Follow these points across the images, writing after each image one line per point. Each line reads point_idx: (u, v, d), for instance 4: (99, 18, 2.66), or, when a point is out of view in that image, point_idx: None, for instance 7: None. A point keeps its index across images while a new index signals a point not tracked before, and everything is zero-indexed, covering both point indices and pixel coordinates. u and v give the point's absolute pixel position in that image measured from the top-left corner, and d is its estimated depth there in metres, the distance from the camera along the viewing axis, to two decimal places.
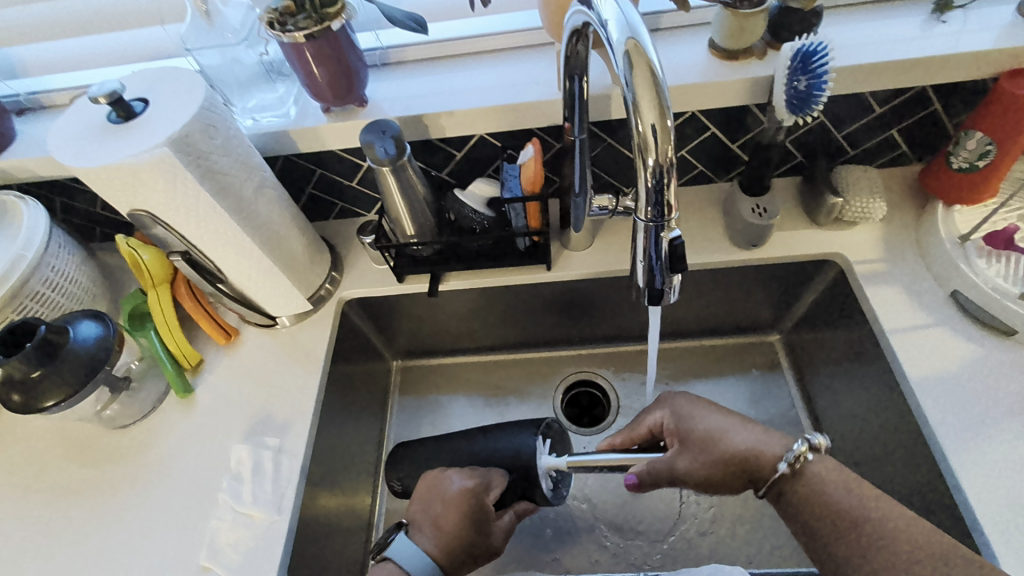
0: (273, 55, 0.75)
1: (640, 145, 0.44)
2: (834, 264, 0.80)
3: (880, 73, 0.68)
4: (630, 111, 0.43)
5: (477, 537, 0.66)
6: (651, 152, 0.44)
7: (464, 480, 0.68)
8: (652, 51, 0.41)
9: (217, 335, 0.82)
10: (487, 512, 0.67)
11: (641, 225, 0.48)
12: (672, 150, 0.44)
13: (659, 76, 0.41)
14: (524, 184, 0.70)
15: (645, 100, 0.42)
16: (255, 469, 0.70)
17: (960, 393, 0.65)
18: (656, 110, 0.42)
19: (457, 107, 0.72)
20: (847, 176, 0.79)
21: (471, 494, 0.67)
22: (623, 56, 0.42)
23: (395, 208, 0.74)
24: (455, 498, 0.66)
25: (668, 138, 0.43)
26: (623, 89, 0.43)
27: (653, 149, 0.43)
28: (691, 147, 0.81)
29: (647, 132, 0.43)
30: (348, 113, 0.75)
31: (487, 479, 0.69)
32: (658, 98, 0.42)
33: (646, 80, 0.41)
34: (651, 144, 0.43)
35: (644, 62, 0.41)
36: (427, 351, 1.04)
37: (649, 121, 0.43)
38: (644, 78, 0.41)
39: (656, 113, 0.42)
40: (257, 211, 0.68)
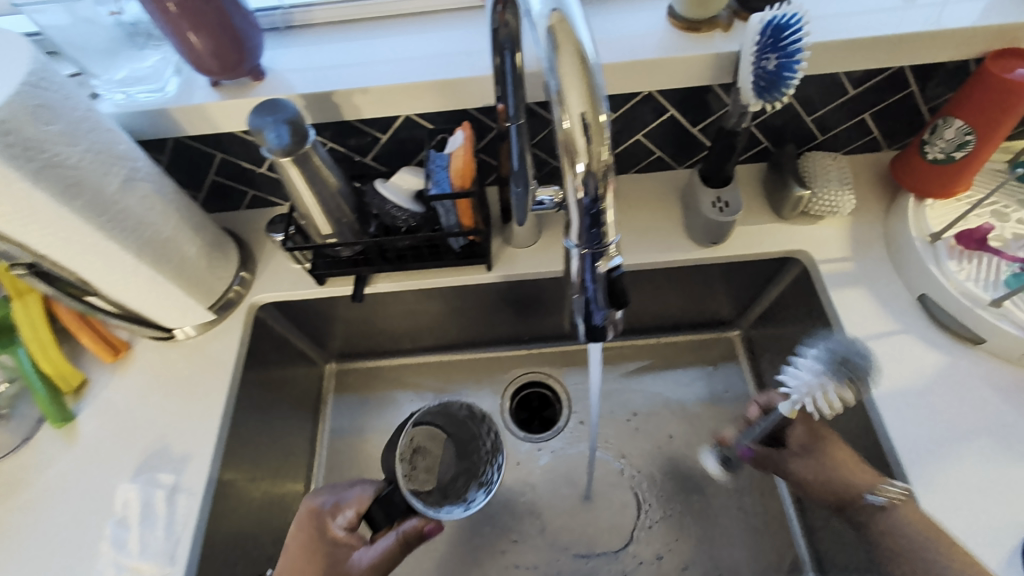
0: (131, 14, 0.61)
1: (564, 146, 0.34)
2: (797, 262, 0.74)
3: (858, 50, 0.60)
4: (553, 103, 0.33)
5: (326, 568, 0.57)
6: (580, 156, 0.34)
7: (309, 501, 0.61)
8: (583, 28, 0.31)
9: (103, 351, 0.70)
10: (334, 535, 0.58)
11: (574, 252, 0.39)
12: (608, 151, 0.33)
13: (589, 58, 0.31)
14: (453, 175, 0.60)
15: (570, 86, 0.31)
16: (144, 513, 0.60)
17: (924, 408, 0.61)
18: (585, 97, 0.32)
19: (373, 82, 0.60)
20: (816, 164, 0.72)
21: (313, 518, 0.59)
22: (547, 32, 0.32)
23: (303, 202, 0.62)
24: (300, 521, 0.60)
25: (602, 137, 0.33)
26: (544, 75, 0.33)
27: (582, 153, 0.33)
28: (648, 131, 0.72)
29: (575, 129, 0.33)
30: (241, 89, 0.62)
31: (340, 499, 0.60)
32: (588, 84, 0.32)
33: (574, 61, 0.31)
34: (580, 147, 0.33)
35: (572, 43, 0.31)
36: (364, 353, 0.95)
37: (576, 113, 0.32)
38: (571, 60, 0.31)
39: (586, 102, 0.32)
40: (127, 209, 0.56)
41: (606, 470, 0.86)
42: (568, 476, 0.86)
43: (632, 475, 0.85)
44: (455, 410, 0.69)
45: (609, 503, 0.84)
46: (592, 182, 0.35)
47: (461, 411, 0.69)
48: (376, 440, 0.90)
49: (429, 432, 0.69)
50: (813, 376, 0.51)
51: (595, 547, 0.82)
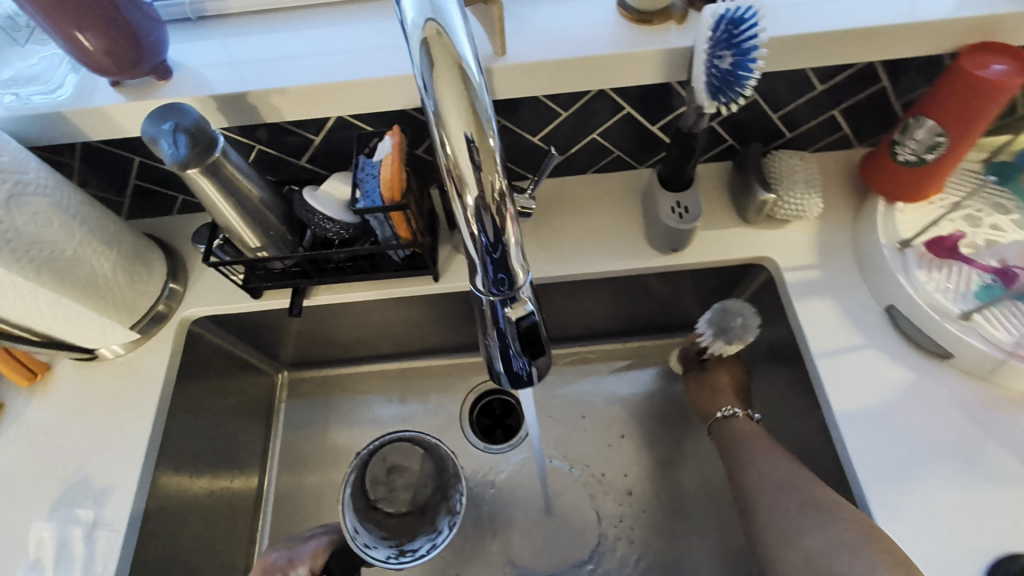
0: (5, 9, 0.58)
1: (453, 176, 0.30)
2: (763, 269, 0.70)
3: (823, 45, 0.55)
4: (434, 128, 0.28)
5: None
6: (468, 187, 0.30)
7: (264, 559, 0.63)
8: (462, 40, 0.27)
9: (18, 374, 0.65)
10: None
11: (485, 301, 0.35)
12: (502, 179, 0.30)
13: (471, 72, 0.27)
14: (382, 188, 0.54)
15: (449, 105, 0.27)
16: (59, 552, 0.57)
17: (887, 428, 0.58)
18: (468, 117, 0.27)
19: (292, 81, 0.54)
20: (783, 164, 0.67)
21: (263, 574, 0.62)
22: (422, 45, 0.28)
23: (222, 215, 0.57)
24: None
25: (492, 164, 0.29)
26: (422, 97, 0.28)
27: (470, 183, 0.29)
28: (604, 129, 0.67)
29: (459, 156, 0.28)
30: (144, 89, 0.56)
31: (293, 556, 0.63)
32: (469, 103, 0.27)
33: (454, 79, 0.27)
34: (467, 177, 0.29)
35: (448, 58, 0.27)
36: (317, 361, 0.90)
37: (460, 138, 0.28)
38: (449, 78, 0.27)
39: (470, 123, 0.28)
40: (17, 228, 0.51)
41: (568, 481, 0.83)
42: (528, 488, 0.84)
43: (594, 487, 0.82)
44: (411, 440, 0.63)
45: (570, 515, 0.82)
46: (487, 215, 0.30)
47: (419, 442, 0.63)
48: (331, 453, 0.87)
49: (399, 452, 0.65)
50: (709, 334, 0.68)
51: (555, 560, 0.79)
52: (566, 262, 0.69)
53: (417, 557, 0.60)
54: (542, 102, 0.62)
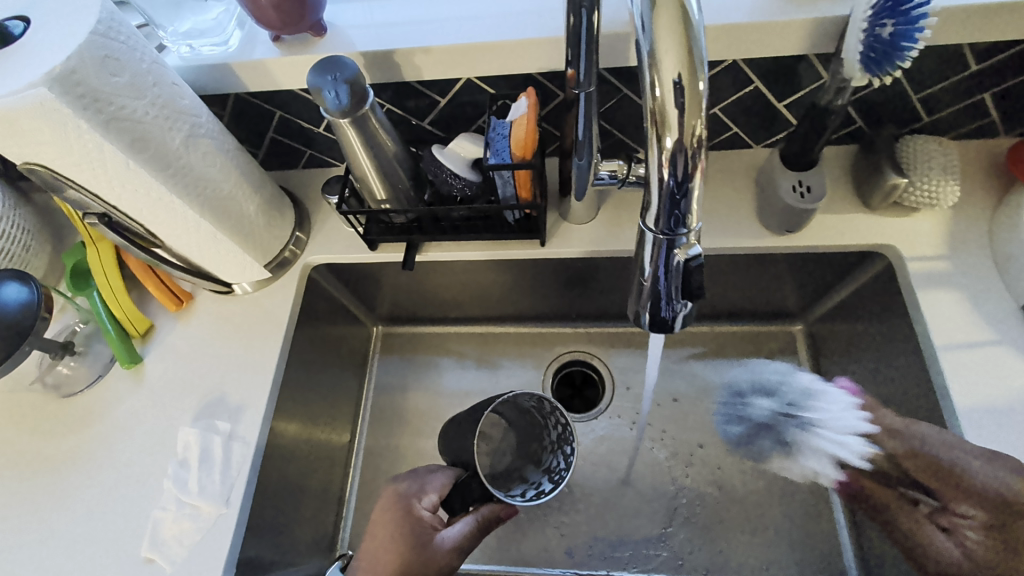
0: None
1: (654, 116, 0.33)
2: (883, 257, 0.67)
3: (990, 18, 0.52)
4: (646, 68, 0.32)
5: (412, 547, 0.57)
6: (669, 130, 0.33)
7: (395, 485, 0.62)
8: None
9: (167, 301, 0.73)
10: (418, 516, 0.59)
11: (650, 238, 0.39)
12: (700, 124, 0.33)
13: (691, 14, 0.31)
14: (513, 146, 0.57)
15: (669, 39, 0.31)
16: (203, 456, 0.63)
17: (1015, 428, 0.55)
18: (682, 61, 0.31)
19: (435, 41, 0.57)
20: (918, 150, 0.63)
21: (400, 500, 0.60)
22: None
23: (360, 167, 0.61)
24: (384, 505, 0.61)
25: (695, 106, 0.32)
26: (637, 39, 0.33)
27: (672, 127, 0.33)
28: (728, 104, 0.66)
29: (667, 95, 0.32)
30: (301, 45, 0.60)
31: (423, 483, 0.62)
32: (687, 37, 0.31)
33: (673, 18, 0.31)
34: (672, 114, 0.33)
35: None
36: (410, 318, 0.95)
37: (670, 78, 0.32)
38: (671, 15, 0.31)
39: (682, 61, 0.31)
40: (189, 165, 0.56)
41: (647, 456, 0.84)
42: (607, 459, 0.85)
43: (673, 464, 0.83)
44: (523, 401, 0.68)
45: (648, 489, 0.82)
46: (681, 158, 0.34)
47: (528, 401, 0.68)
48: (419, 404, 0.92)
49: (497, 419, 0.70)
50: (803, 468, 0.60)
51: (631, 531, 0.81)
52: None
53: (528, 499, 0.62)
54: None
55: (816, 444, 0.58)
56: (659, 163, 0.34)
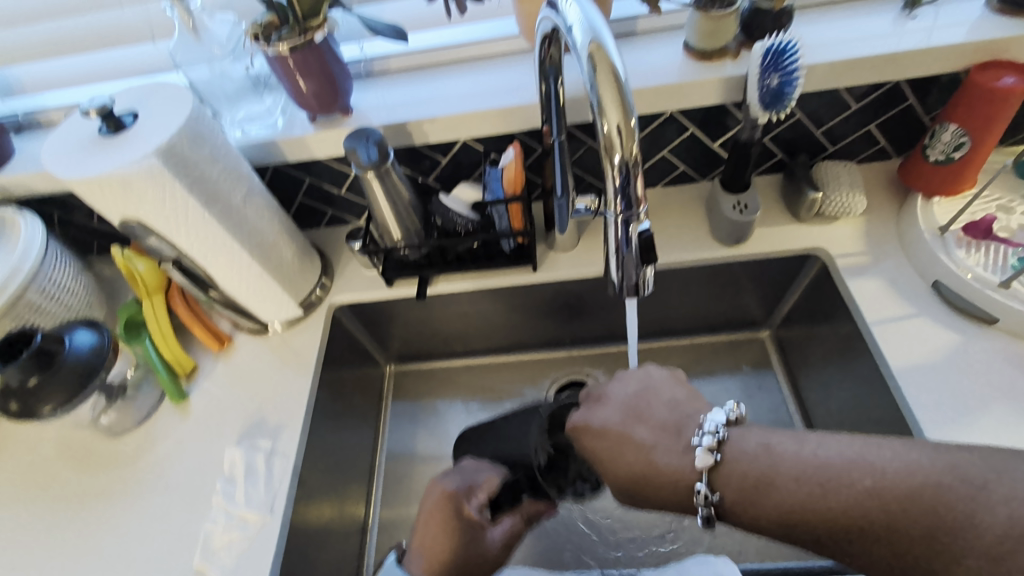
0: (258, 68, 0.78)
1: (604, 143, 0.44)
2: (817, 259, 0.81)
3: (853, 67, 0.69)
4: (595, 113, 0.43)
5: (467, 544, 0.67)
6: (616, 149, 0.43)
7: (444, 485, 0.71)
8: (615, 54, 0.41)
9: (210, 342, 0.83)
10: (470, 515, 0.69)
11: (611, 219, 0.47)
12: (638, 147, 0.44)
13: (622, 78, 0.41)
14: (506, 185, 0.72)
15: (607, 99, 0.41)
16: (248, 472, 0.71)
17: (943, 382, 0.65)
18: (620, 109, 0.42)
19: (440, 112, 0.73)
20: (827, 172, 0.80)
21: (453, 499, 0.70)
22: (590, 58, 0.41)
23: (381, 213, 0.75)
24: (436, 503, 0.69)
25: (633, 135, 0.43)
26: (588, 92, 0.43)
27: (618, 146, 0.43)
28: (672, 147, 0.82)
29: (612, 132, 0.43)
30: (333, 122, 0.76)
31: (471, 483, 0.73)
32: (619, 92, 0.42)
33: (609, 79, 0.41)
34: (616, 143, 0.43)
35: (606, 66, 0.41)
36: (419, 355, 1.05)
37: (614, 122, 0.43)
38: (607, 79, 0.41)
39: (620, 109, 0.42)
40: (246, 217, 0.69)
41: None
42: None
43: None
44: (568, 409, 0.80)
45: None
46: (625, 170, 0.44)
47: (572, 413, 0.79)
48: (431, 433, 0.99)
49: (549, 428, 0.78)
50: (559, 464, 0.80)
51: None
52: None
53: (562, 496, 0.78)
54: None
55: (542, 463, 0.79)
56: (612, 178, 0.45)
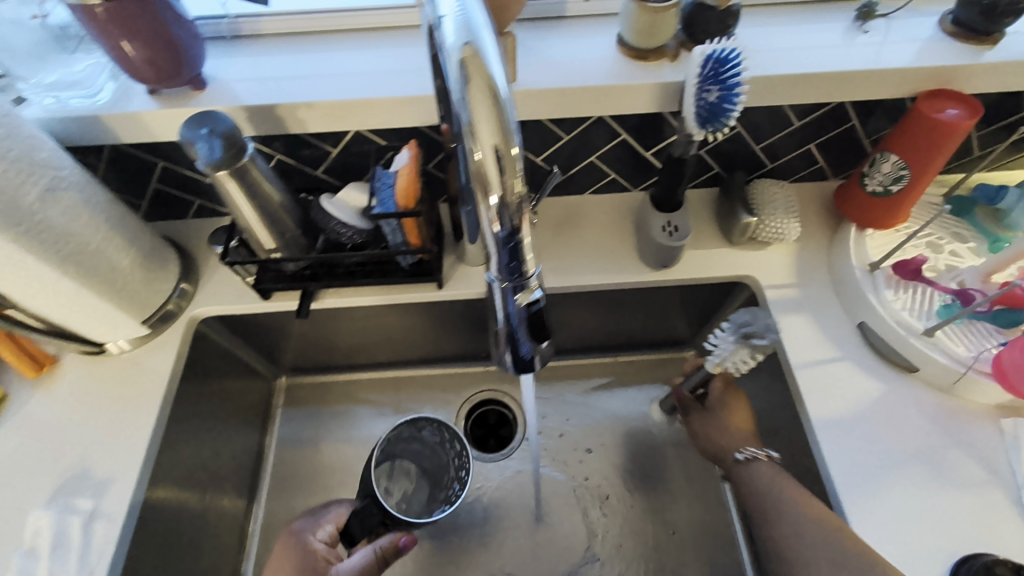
0: (58, 17, 0.61)
1: (478, 176, 0.33)
2: (745, 286, 0.75)
3: (799, 84, 0.61)
4: (465, 134, 0.31)
5: None
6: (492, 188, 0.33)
7: (290, 526, 0.63)
8: (496, 65, 0.30)
9: (25, 366, 0.67)
10: (314, 549, 0.60)
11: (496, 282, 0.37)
12: (521, 184, 0.33)
13: (503, 96, 0.30)
14: (397, 196, 0.58)
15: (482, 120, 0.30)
16: (56, 541, 0.59)
17: (861, 436, 0.61)
18: (498, 134, 0.31)
19: (316, 97, 0.58)
20: (763, 191, 0.73)
21: (294, 536, 0.62)
22: (460, 66, 0.30)
23: (243, 217, 0.60)
24: (280, 549, 0.61)
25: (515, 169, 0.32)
26: (457, 108, 0.31)
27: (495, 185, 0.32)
28: (601, 153, 0.72)
29: (487, 162, 0.31)
30: (179, 98, 0.59)
31: (319, 519, 0.63)
32: (499, 116, 0.30)
33: (485, 94, 0.30)
34: (493, 181, 0.32)
35: (483, 79, 0.29)
36: (316, 367, 0.92)
37: (488, 149, 0.31)
38: (482, 95, 0.30)
39: (497, 134, 0.31)
40: (49, 220, 0.54)
41: (559, 488, 0.85)
42: (517, 496, 0.85)
43: (587, 498, 0.84)
44: (427, 431, 0.71)
45: (561, 521, 0.83)
46: (508, 213, 0.34)
47: (433, 432, 0.72)
48: (324, 460, 0.88)
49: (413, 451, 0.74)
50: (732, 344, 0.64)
51: (546, 570, 0.80)
52: (560, 276, 0.74)
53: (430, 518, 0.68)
54: (547, 127, 0.67)
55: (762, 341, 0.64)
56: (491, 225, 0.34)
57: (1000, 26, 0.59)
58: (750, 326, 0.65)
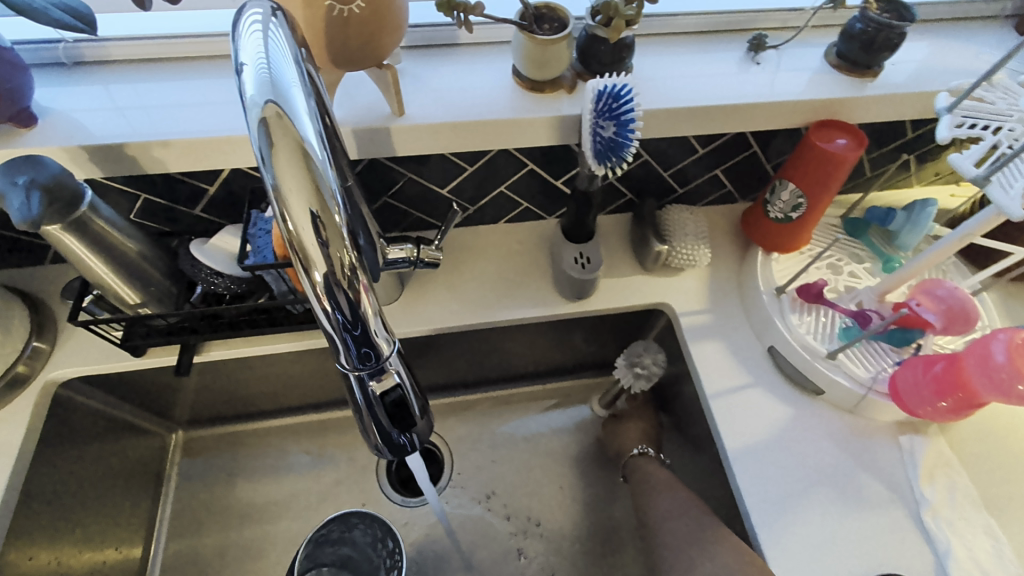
0: None
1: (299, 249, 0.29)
2: (663, 313, 0.74)
3: (696, 115, 0.60)
4: (273, 202, 0.27)
5: None
6: (315, 264, 0.29)
7: None
8: (305, 126, 0.26)
9: None
10: None
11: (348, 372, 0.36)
12: (351, 254, 0.30)
13: (316, 161, 0.26)
14: (274, 245, 0.52)
15: (291, 191, 0.26)
16: None
17: (773, 465, 0.61)
18: (314, 203, 0.27)
19: (173, 134, 0.51)
20: (674, 219, 0.72)
21: None
22: (261, 127, 0.26)
23: (89, 271, 0.52)
24: None
25: (339, 240, 0.29)
26: (262, 171, 0.27)
27: (318, 260, 0.29)
28: (510, 183, 0.69)
29: (302, 234, 0.28)
30: (2, 136, 0.51)
31: None
32: (314, 185, 0.27)
33: (295, 159, 0.26)
34: (314, 255, 0.29)
35: (290, 143, 0.26)
36: (218, 418, 0.83)
37: (304, 220, 0.28)
38: (291, 161, 0.26)
39: (314, 203, 0.27)
40: None
41: (488, 530, 0.80)
42: (443, 543, 0.80)
43: (517, 539, 0.80)
44: (359, 532, 0.68)
45: (491, 567, 0.78)
46: (339, 288, 0.31)
47: (365, 532, 0.68)
48: (231, 518, 0.80)
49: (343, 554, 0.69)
50: (619, 367, 0.74)
51: None
52: (473, 312, 0.70)
53: None
54: (449, 159, 0.63)
55: (647, 370, 0.72)
56: (318, 302, 0.31)
57: (878, 60, 0.61)
58: (639, 356, 0.73)
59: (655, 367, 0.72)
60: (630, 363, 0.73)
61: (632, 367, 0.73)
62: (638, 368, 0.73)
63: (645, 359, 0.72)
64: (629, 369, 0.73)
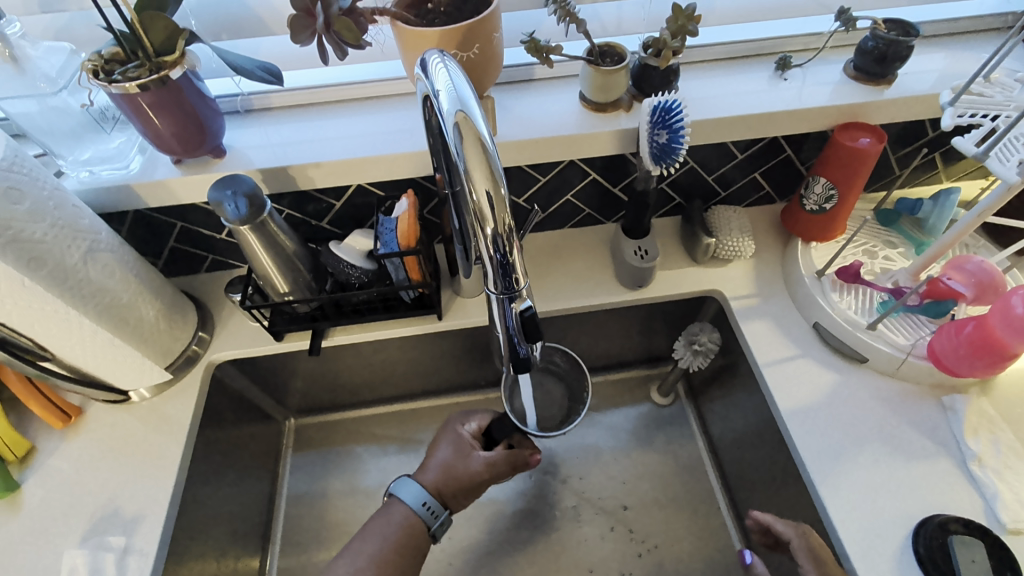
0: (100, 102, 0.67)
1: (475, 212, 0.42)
2: (714, 299, 0.83)
3: (734, 124, 0.72)
4: (463, 179, 0.41)
5: (457, 459, 0.70)
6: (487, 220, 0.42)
7: (446, 428, 0.74)
8: (482, 124, 0.39)
9: (54, 419, 0.72)
10: (464, 438, 0.72)
11: (494, 297, 0.48)
12: (510, 216, 0.42)
13: (489, 147, 0.39)
14: (400, 237, 0.66)
15: (476, 168, 0.39)
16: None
17: (824, 423, 0.68)
18: (488, 177, 0.40)
19: (323, 158, 0.67)
20: (719, 217, 0.83)
21: (453, 429, 0.74)
22: (455, 129, 0.39)
23: (260, 265, 0.67)
24: (440, 435, 0.74)
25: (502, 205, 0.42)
26: (454, 158, 0.40)
27: (490, 218, 0.42)
28: (576, 191, 0.82)
29: (481, 201, 0.41)
30: (202, 165, 0.68)
31: (468, 419, 0.75)
32: (489, 165, 0.40)
33: (476, 148, 0.39)
34: (487, 213, 0.41)
35: (473, 136, 0.39)
36: (323, 406, 0.96)
37: (482, 189, 0.41)
38: (474, 148, 0.39)
39: (488, 178, 0.40)
40: (90, 278, 0.61)
41: (563, 504, 0.88)
42: (524, 515, 0.88)
43: (592, 512, 0.87)
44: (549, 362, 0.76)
45: (569, 536, 0.86)
46: (500, 241, 0.43)
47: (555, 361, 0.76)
48: (336, 493, 0.91)
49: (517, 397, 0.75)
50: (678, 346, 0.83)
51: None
52: (548, 301, 0.82)
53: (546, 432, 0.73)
54: (526, 171, 0.77)
55: (703, 346, 0.82)
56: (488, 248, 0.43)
57: (891, 69, 0.72)
58: (696, 336, 0.83)
59: (710, 343, 0.82)
60: (688, 341, 0.83)
61: (689, 345, 0.83)
62: (695, 342, 0.82)
63: (702, 337, 0.82)
64: (687, 345, 0.83)
